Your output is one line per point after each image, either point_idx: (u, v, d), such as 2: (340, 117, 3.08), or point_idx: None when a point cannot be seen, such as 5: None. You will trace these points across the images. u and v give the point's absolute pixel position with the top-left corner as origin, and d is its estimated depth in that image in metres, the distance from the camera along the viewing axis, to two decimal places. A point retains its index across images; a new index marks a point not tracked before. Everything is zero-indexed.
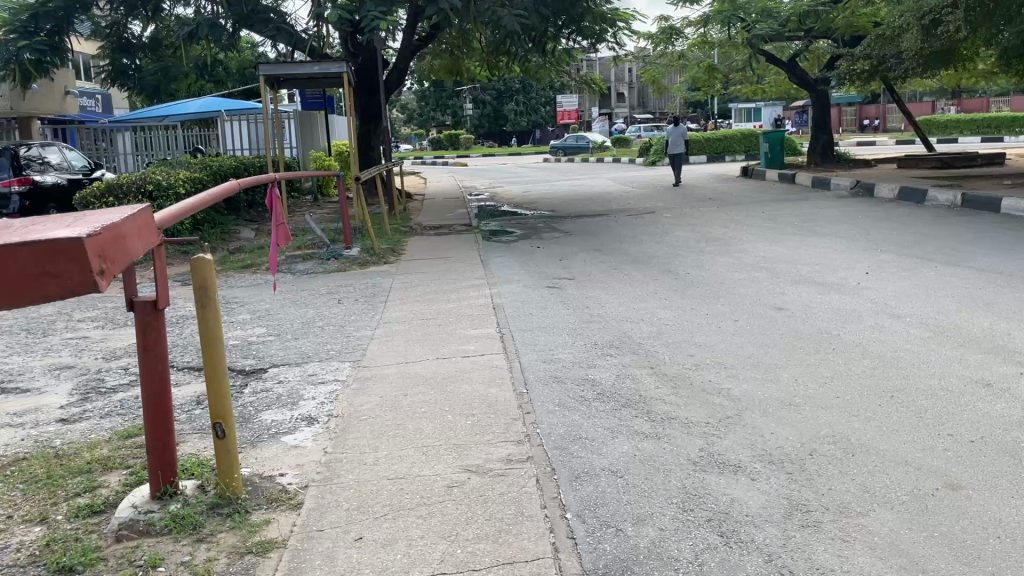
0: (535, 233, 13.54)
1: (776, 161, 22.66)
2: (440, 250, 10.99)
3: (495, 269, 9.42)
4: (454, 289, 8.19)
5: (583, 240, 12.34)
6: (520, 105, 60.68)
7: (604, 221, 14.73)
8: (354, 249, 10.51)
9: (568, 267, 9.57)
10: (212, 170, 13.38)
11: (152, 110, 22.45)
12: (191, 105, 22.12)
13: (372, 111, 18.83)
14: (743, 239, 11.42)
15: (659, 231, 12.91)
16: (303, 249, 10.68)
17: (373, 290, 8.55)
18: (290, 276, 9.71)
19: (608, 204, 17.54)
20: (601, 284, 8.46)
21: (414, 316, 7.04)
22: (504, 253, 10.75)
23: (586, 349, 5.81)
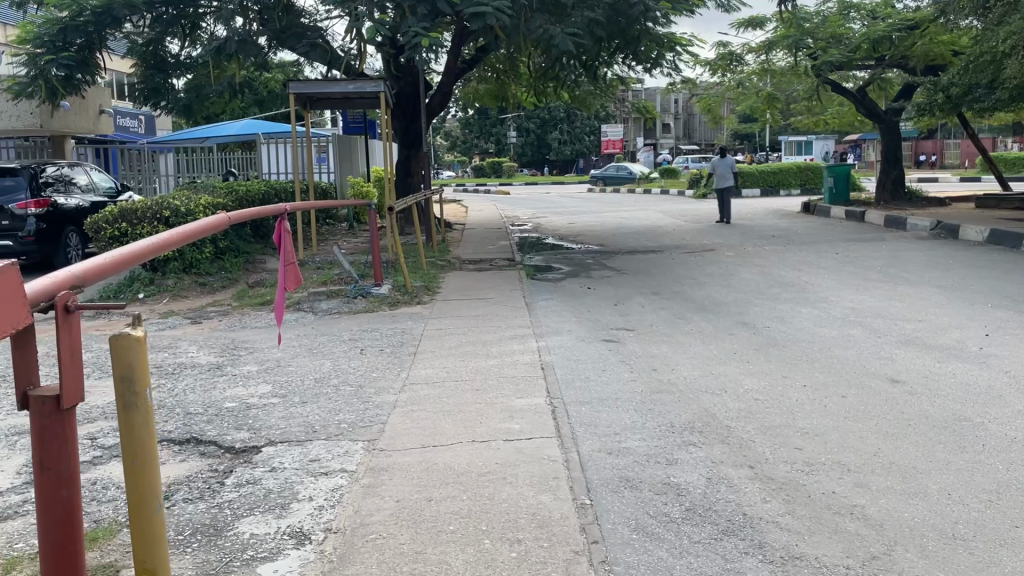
0: (585, 271, 12.36)
1: (840, 197, 21.22)
2: (480, 289, 9.85)
3: (543, 314, 8.24)
4: (496, 340, 7.01)
5: (639, 281, 11.12)
6: (565, 134, 59.71)
7: (660, 259, 13.51)
8: (384, 286, 9.42)
9: (626, 315, 8.35)
10: (239, 195, 12.48)
11: (191, 132, 21.87)
12: (230, 127, 21.48)
13: (413, 134, 17.88)
14: (822, 286, 10.13)
15: (723, 272, 11.65)
16: (329, 285, 9.62)
17: (403, 337, 7.41)
18: (311, 316, 8.65)
19: (662, 240, 16.31)
20: (665, 339, 7.24)
21: (447, 377, 5.87)
22: (553, 295, 9.58)
23: (662, 436, 4.56)
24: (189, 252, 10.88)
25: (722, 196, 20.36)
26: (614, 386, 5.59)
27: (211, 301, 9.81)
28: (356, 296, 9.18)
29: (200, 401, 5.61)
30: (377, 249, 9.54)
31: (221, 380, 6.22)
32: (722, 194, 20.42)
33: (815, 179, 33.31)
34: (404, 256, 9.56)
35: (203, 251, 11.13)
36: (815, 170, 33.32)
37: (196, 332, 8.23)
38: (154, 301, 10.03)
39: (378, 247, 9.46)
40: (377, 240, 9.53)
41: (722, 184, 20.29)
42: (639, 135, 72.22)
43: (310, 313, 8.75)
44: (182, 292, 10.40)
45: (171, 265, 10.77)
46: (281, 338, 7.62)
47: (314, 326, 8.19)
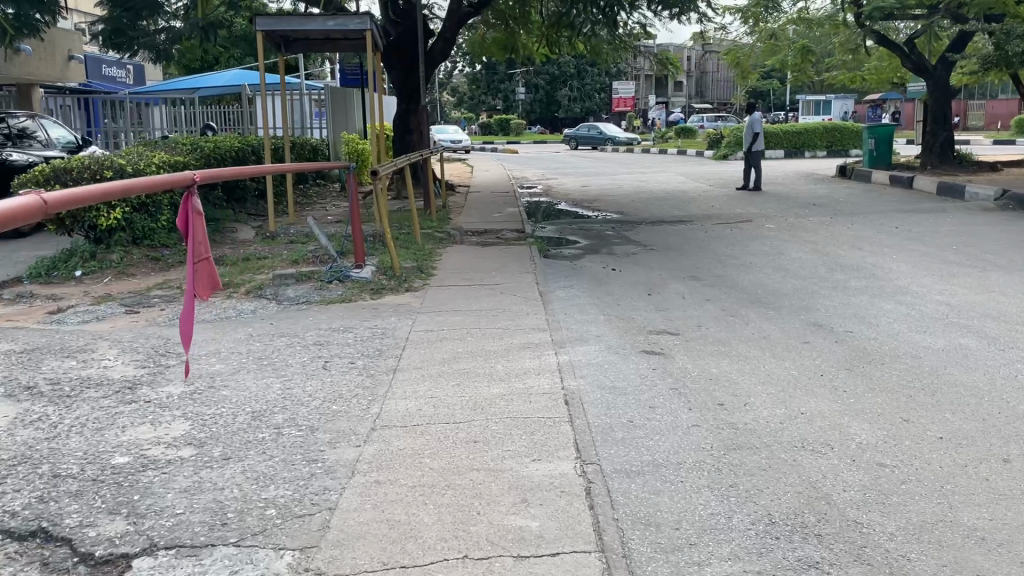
0: (606, 247, 10.63)
1: (882, 160, 19.33)
2: (483, 271, 8.15)
3: (559, 309, 6.56)
4: (502, 351, 5.32)
5: (674, 261, 9.40)
6: (575, 91, 57.33)
7: (692, 232, 11.77)
8: (366, 268, 7.72)
9: (665, 312, 6.66)
10: (204, 152, 10.71)
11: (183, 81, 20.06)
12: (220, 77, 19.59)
13: (411, 86, 15.98)
14: (897, 272, 8.42)
15: (770, 250, 9.95)
16: (299, 265, 7.93)
17: (382, 342, 5.73)
18: (274, 307, 6.99)
19: (690, 208, 14.53)
20: (723, 350, 5.56)
21: (433, 418, 4.18)
22: (573, 279, 7.90)
23: (764, 552, 2.89)
24: (140, 221, 9.18)
25: (753, 160, 18.31)
26: (669, 437, 3.90)
27: (160, 282, 8.12)
28: (331, 282, 7.47)
29: (80, 452, 3.92)
30: (356, 226, 7.76)
31: (123, 410, 4.54)
32: (755, 158, 18.30)
33: (842, 140, 31.30)
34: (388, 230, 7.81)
35: (158, 220, 9.44)
36: (844, 130, 31.22)
37: (127, 327, 6.57)
38: (93, 281, 8.34)
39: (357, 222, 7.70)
40: (356, 210, 7.76)
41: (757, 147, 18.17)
42: (651, 93, 69.55)
43: (274, 304, 7.06)
44: (128, 269, 8.70)
45: (116, 236, 9.06)
46: (227, 341, 5.95)
47: (274, 321, 6.52)
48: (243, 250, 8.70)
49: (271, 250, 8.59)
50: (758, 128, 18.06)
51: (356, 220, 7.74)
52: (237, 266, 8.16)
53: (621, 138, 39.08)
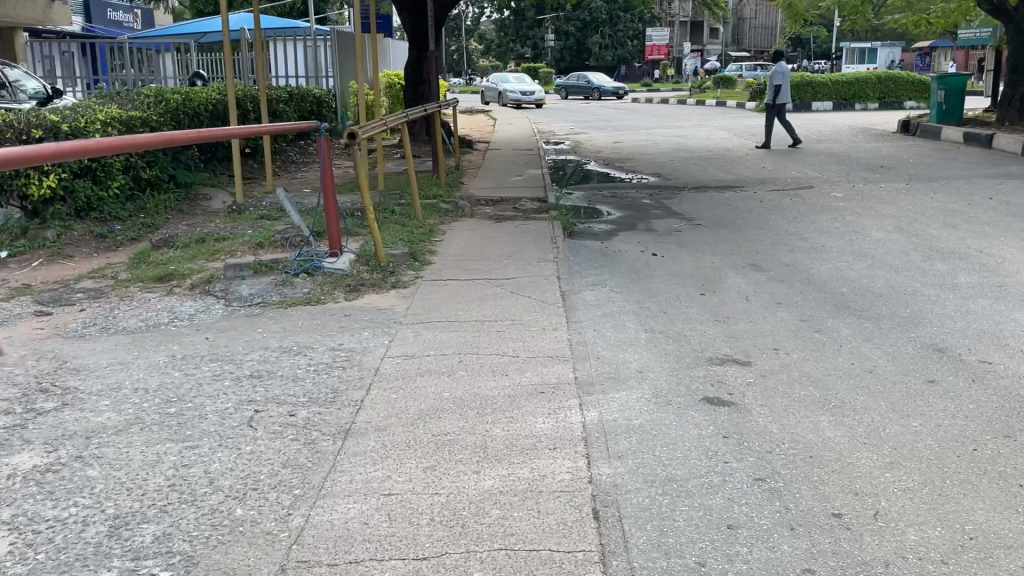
0: (643, 222, 8.96)
1: (952, 115, 17.26)
2: (491, 260, 6.52)
3: (588, 322, 4.93)
4: (501, 401, 3.74)
5: (729, 243, 7.73)
6: (607, 38, 54.56)
7: (745, 203, 10.05)
8: (343, 257, 6.12)
9: (727, 328, 5.04)
10: (173, 105, 9.12)
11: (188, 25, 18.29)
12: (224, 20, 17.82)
13: (423, 31, 14.21)
14: (1013, 261, 6.70)
15: (843, 228, 8.22)
16: (264, 252, 6.36)
17: (340, 376, 4.17)
18: (220, 309, 5.45)
19: (739, 170, 12.74)
20: (817, 397, 3.95)
21: (382, 548, 2.62)
22: (604, 271, 6.28)
23: None
24: (83, 188, 7.67)
25: (777, 114, 16.30)
26: None
27: (95, 268, 6.60)
28: (297, 276, 5.90)
29: None
30: (330, 201, 6.08)
31: None
32: (778, 112, 16.30)
33: (896, 90, 28.91)
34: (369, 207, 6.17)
35: (107, 187, 7.96)
36: (897, 79, 28.81)
37: (27, 337, 5.07)
38: (19, 264, 6.85)
39: (332, 195, 6.06)
40: (329, 177, 6.07)
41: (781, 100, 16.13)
42: (686, 41, 66.12)
43: (220, 306, 5.53)
44: (64, 248, 7.19)
45: (53, 208, 7.55)
46: (136, 367, 4.43)
47: (212, 332, 4.98)
48: (202, 228, 7.15)
49: (234, 227, 7.05)
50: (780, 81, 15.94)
51: (331, 194, 6.08)
52: (189, 250, 6.62)
53: (607, 86, 36.23)
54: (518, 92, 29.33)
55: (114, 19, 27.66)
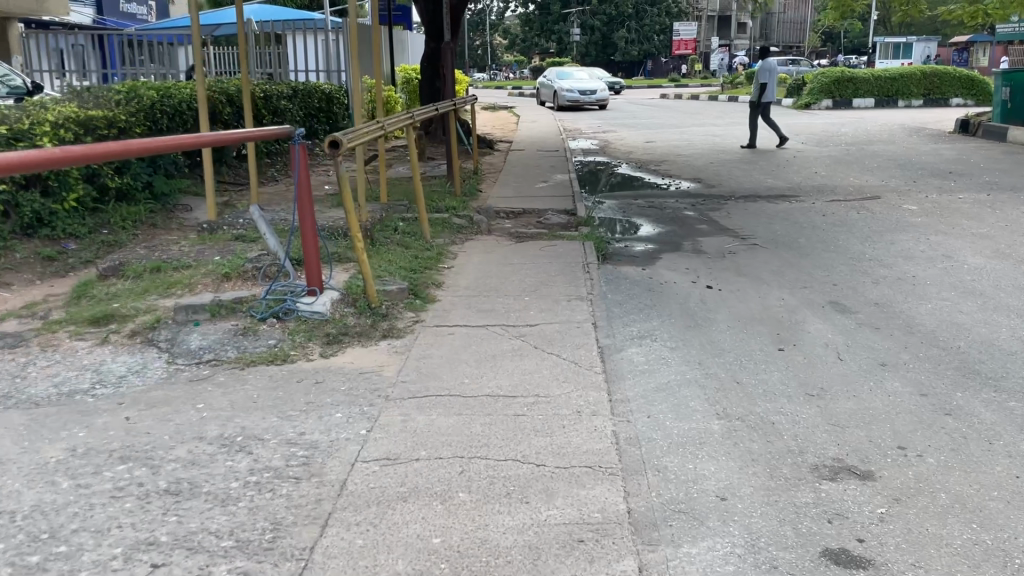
0: (689, 241, 7.65)
1: (1017, 114, 15.68)
2: (507, 299, 5.24)
3: (636, 403, 3.64)
4: (518, 561, 2.48)
5: (797, 272, 6.41)
6: (633, 32, 52.80)
7: (804, 216, 8.71)
8: (322, 297, 4.86)
9: (828, 410, 3.73)
10: (146, 103, 7.93)
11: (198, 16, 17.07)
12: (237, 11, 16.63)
13: (439, 21, 12.96)
14: None
15: (931, 253, 6.88)
16: (228, 289, 5.12)
17: (290, 496, 2.93)
18: (158, 371, 4.22)
19: (790, 177, 11.38)
20: (995, 553, 2.63)
21: None
22: (654, 313, 4.98)
23: None
24: (29, 200, 6.51)
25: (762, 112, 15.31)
26: None
27: (26, 304, 5.39)
28: (265, 321, 4.67)
29: None
30: (303, 209, 4.82)
31: None
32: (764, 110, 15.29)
33: (942, 87, 27.23)
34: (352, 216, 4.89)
35: (61, 200, 6.80)
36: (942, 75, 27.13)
37: None
38: None
39: (305, 203, 4.79)
40: (304, 184, 4.78)
41: (766, 97, 15.12)
42: (714, 35, 64.13)
43: (160, 364, 4.31)
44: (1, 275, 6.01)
45: None
46: (16, 470, 3.20)
47: (139, 408, 3.76)
48: (165, 252, 5.94)
49: (199, 251, 5.84)
50: (767, 77, 15.00)
51: (304, 198, 4.81)
52: (141, 282, 5.41)
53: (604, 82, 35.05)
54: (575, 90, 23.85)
55: (126, 12, 26.67)
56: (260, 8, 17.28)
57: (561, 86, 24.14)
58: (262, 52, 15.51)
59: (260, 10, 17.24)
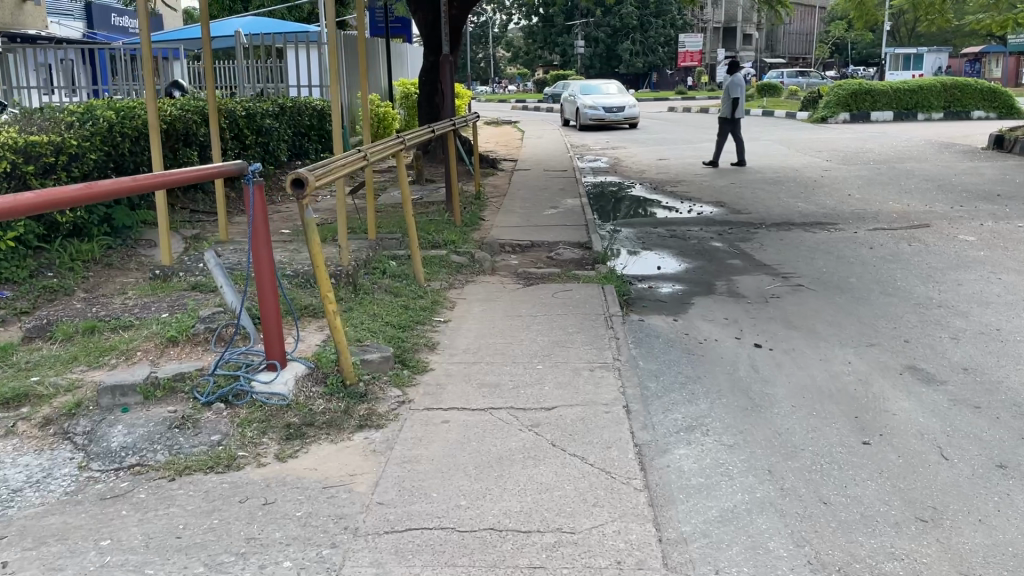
0: (722, 281, 6.69)
1: None
2: (517, 369, 4.27)
3: (694, 548, 2.67)
4: None
5: (857, 326, 5.43)
6: (638, 44, 52.00)
7: (847, 248, 7.75)
8: (285, 372, 3.89)
9: (956, 550, 2.74)
10: (103, 125, 7.01)
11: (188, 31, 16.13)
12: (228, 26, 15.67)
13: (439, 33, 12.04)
14: None
15: (1008, 298, 5.90)
16: (172, 360, 4.16)
17: None
18: (66, 478, 3.28)
19: (822, 201, 10.41)
20: None
21: None
22: (699, 390, 3.99)
23: None
24: None
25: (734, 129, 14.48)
26: None
27: None
28: (211, 406, 3.71)
29: None
30: (260, 262, 3.83)
31: None
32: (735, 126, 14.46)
33: (963, 100, 26.25)
34: (320, 269, 3.83)
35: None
36: (963, 87, 26.15)
37: None
38: None
39: (262, 247, 3.81)
40: (261, 232, 3.78)
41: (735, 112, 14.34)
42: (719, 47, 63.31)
43: (71, 468, 3.36)
44: None
45: None
46: None
47: (24, 545, 2.80)
48: (109, 306, 4.99)
49: (146, 305, 4.89)
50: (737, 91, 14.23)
51: (261, 246, 3.82)
52: (71, 346, 4.45)
53: None
54: (600, 107, 20.98)
55: (119, 25, 25.97)
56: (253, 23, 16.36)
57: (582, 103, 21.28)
58: (259, 66, 14.62)
59: (254, 22, 16.42)
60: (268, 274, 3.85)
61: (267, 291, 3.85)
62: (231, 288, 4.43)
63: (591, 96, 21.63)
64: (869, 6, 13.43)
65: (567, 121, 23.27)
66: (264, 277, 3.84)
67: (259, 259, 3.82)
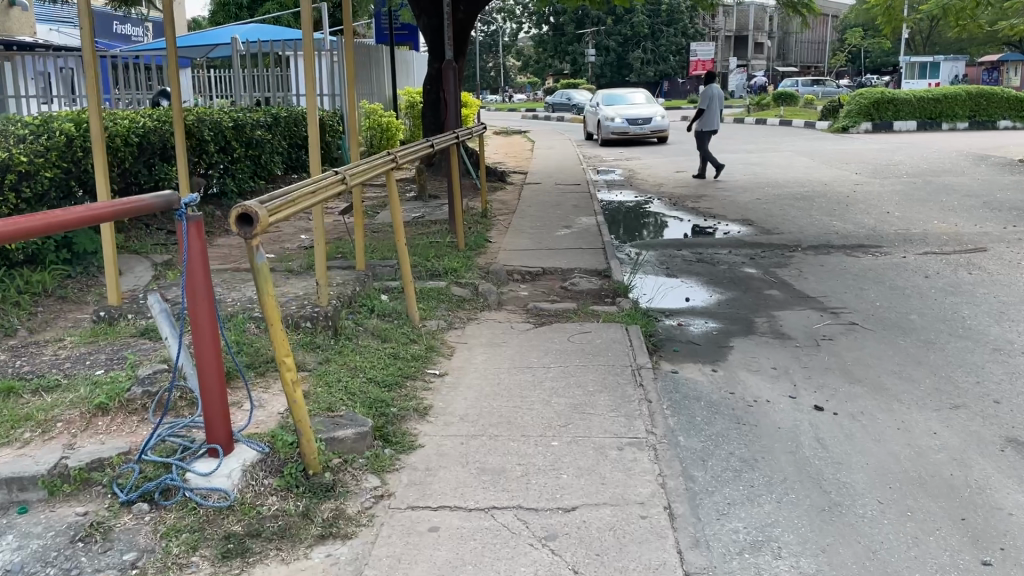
0: (763, 317, 5.84)
1: None
2: (525, 445, 3.44)
3: None
4: None
5: (932, 381, 4.54)
6: (648, 53, 51.23)
7: (899, 276, 6.88)
8: (231, 457, 3.04)
9: None
10: (61, 139, 6.20)
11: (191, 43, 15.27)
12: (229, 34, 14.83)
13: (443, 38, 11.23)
14: None
15: None
16: (96, 439, 3.31)
17: None
18: None
19: (860, 220, 9.52)
20: None
21: None
22: (759, 482, 3.14)
23: None
24: None
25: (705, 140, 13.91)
26: None
27: None
28: (132, 506, 2.88)
29: None
30: (198, 317, 2.97)
31: None
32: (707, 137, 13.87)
33: (989, 109, 25.39)
34: (274, 325, 2.95)
35: None
36: (990, 96, 25.30)
37: None
38: None
39: (202, 297, 2.93)
40: (200, 278, 2.93)
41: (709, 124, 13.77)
42: (731, 55, 62.54)
43: None
44: None
45: None
46: None
47: None
48: (39, 358, 4.15)
49: (81, 357, 4.08)
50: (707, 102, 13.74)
51: (201, 296, 2.96)
52: None
53: None
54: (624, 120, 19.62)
55: (120, 33, 25.40)
56: (254, 30, 15.53)
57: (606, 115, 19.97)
58: (260, 74, 13.74)
59: (261, 31, 15.53)
60: (209, 331, 2.97)
61: (207, 352, 2.98)
62: (175, 333, 3.56)
63: (614, 108, 20.17)
64: (896, 12, 12.64)
65: (589, 132, 21.87)
66: (203, 334, 2.97)
67: (196, 311, 2.94)
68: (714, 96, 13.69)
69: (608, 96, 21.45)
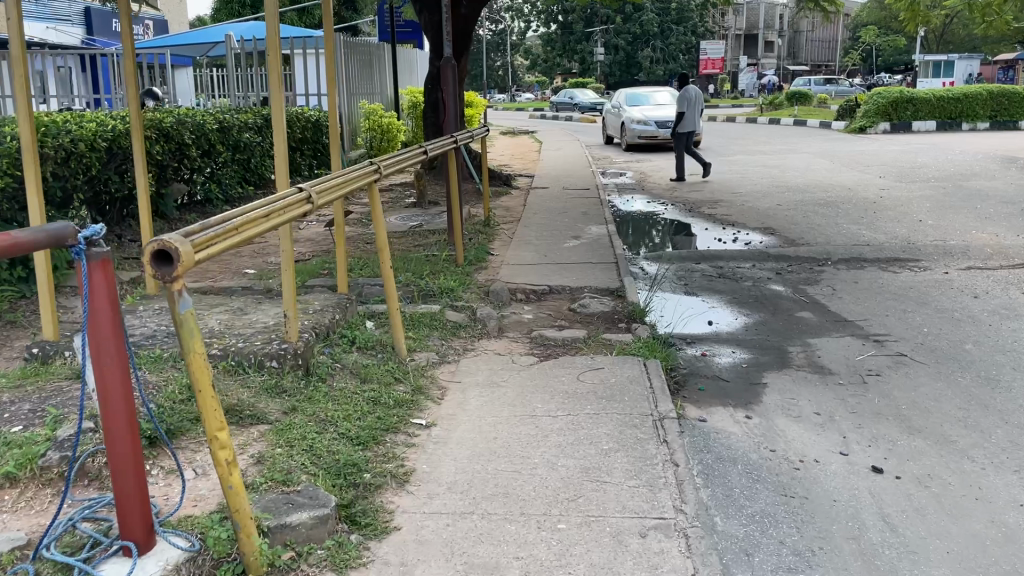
0: (797, 346, 5.17)
1: None
2: (521, 530, 2.78)
3: None
4: None
5: (1006, 431, 3.87)
6: (658, 51, 50.21)
7: (944, 296, 6.20)
8: (154, 553, 2.43)
9: None
10: (12, 145, 5.57)
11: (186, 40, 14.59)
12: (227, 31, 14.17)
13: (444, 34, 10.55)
14: None
15: None
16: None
17: None
18: None
19: (891, 229, 8.83)
20: None
21: None
22: None
23: None
24: None
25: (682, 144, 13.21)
26: None
27: None
28: None
29: None
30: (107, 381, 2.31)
31: None
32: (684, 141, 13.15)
33: (1011, 109, 24.59)
34: (204, 392, 2.31)
35: None
36: (1014, 95, 24.48)
37: None
38: None
39: (110, 357, 2.28)
40: (107, 332, 2.28)
41: (686, 126, 13.08)
42: (741, 53, 61.52)
43: None
44: None
45: None
46: None
47: None
48: None
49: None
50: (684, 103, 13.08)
51: (109, 356, 2.30)
52: None
53: None
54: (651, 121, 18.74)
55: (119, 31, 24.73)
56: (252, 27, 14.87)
57: (632, 116, 19.08)
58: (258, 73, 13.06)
59: (259, 23, 14.83)
60: (121, 399, 2.32)
61: (119, 427, 2.34)
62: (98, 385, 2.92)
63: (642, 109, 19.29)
64: (920, 9, 11.86)
65: (609, 136, 21.03)
66: (113, 403, 2.31)
67: (104, 376, 2.29)
68: (692, 96, 13.05)
69: (631, 97, 20.54)
